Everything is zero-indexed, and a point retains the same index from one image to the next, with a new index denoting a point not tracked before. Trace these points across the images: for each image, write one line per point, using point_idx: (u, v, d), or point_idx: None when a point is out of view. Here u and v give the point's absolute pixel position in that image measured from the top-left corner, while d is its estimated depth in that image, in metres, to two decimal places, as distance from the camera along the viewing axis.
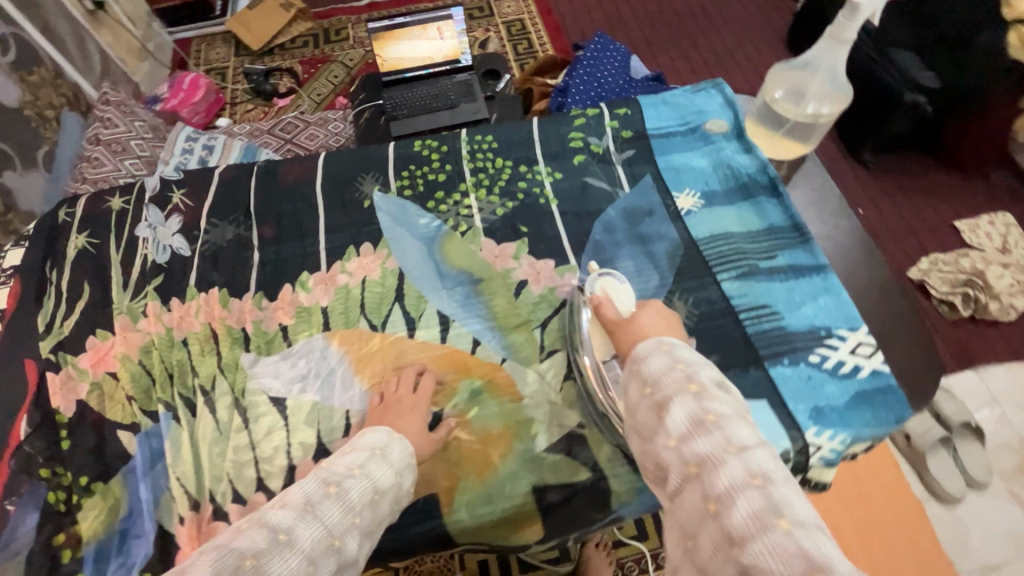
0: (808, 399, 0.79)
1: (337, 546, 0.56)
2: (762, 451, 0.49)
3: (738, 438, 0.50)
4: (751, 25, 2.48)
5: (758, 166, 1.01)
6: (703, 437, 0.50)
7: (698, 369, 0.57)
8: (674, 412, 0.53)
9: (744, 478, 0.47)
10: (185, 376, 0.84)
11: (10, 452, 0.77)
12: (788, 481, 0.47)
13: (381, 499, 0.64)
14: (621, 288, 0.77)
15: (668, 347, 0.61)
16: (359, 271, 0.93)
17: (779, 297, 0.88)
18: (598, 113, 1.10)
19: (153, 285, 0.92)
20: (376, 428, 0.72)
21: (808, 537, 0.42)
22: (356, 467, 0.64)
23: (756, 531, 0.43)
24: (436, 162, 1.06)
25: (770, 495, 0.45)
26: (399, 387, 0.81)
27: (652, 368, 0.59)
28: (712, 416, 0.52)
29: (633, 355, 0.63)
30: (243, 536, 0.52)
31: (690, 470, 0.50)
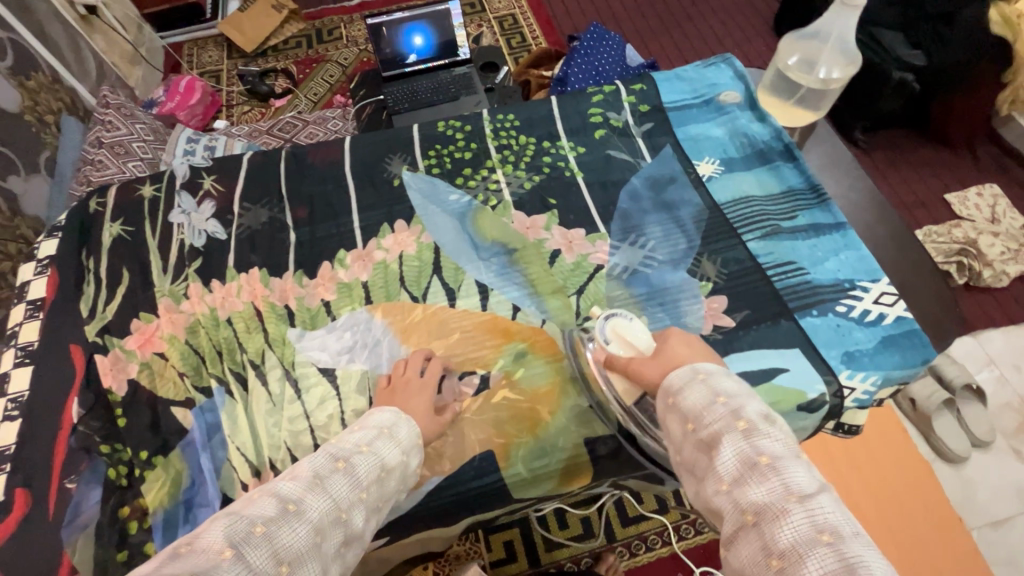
0: (838, 345, 0.83)
1: (343, 519, 0.57)
2: (825, 499, 0.50)
3: (800, 487, 0.51)
4: (738, 13, 2.54)
5: (772, 133, 1.05)
6: (761, 488, 0.51)
7: (740, 402, 0.58)
8: (723, 451, 0.55)
9: (812, 535, 0.47)
10: (234, 352, 0.85)
11: (66, 432, 0.79)
12: (858, 535, 0.47)
13: (387, 476, 0.64)
14: (632, 324, 0.75)
15: (704, 376, 0.62)
16: (395, 247, 0.95)
17: (803, 254, 0.92)
18: (615, 89, 1.13)
19: (192, 268, 0.93)
20: (384, 409, 0.72)
21: None
22: (365, 445, 0.65)
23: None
24: (461, 140, 1.08)
25: (842, 554, 0.45)
26: (405, 368, 0.81)
27: (691, 401, 0.60)
28: (766, 458, 0.53)
29: (668, 386, 0.64)
30: (255, 505, 0.53)
31: (746, 519, 0.51)
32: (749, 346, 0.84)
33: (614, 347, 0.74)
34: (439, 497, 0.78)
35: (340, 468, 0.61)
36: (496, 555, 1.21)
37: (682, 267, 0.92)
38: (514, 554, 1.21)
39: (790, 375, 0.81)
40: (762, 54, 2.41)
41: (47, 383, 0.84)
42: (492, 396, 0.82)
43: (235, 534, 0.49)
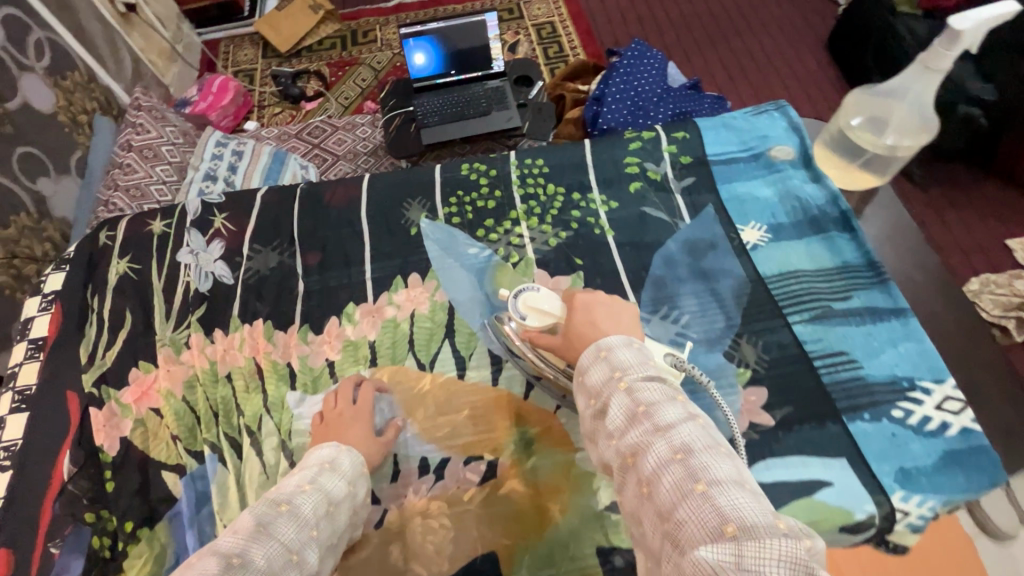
0: (893, 460, 0.74)
1: (296, 560, 0.54)
2: (687, 425, 0.50)
3: (664, 420, 0.51)
4: (792, 29, 2.39)
5: (828, 197, 0.95)
6: (635, 429, 0.52)
7: (632, 371, 0.55)
8: (611, 411, 0.54)
9: (668, 455, 0.48)
10: (230, 415, 0.81)
11: (55, 492, 0.75)
12: (709, 448, 0.48)
13: (336, 510, 0.62)
14: (539, 293, 0.75)
15: (606, 352, 0.58)
16: (407, 304, 0.89)
17: (857, 344, 0.83)
18: (655, 136, 1.05)
19: (195, 316, 0.89)
20: (322, 445, 0.70)
21: (722, 495, 0.44)
22: (307, 484, 0.62)
23: (677, 501, 0.45)
24: (485, 187, 1.01)
25: (689, 465, 0.47)
26: (337, 401, 0.78)
27: (592, 379, 0.57)
28: (643, 406, 0.52)
29: (576, 366, 0.60)
30: (193, 566, 0.47)
31: (626, 461, 0.51)
32: (789, 451, 0.75)
33: (533, 320, 0.73)
34: None
35: (283, 513, 0.57)
36: None
37: (719, 349, 0.83)
38: None
39: (834, 491, 0.72)
40: (815, 75, 2.25)
41: (41, 432, 0.81)
42: (498, 487, 0.76)
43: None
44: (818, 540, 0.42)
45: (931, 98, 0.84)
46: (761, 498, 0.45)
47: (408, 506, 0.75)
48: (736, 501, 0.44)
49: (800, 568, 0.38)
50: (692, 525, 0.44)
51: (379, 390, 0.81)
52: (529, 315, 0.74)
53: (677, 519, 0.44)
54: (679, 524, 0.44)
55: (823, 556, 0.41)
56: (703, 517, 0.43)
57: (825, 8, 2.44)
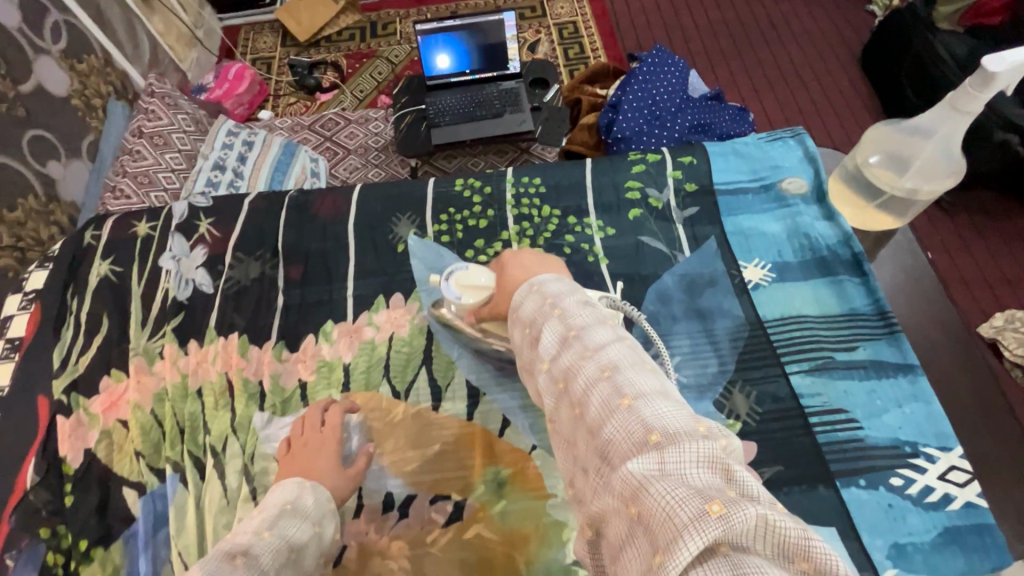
0: (888, 534, 0.68)
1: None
2: (616, 346, 0.47)
3: (593, 341, 0.48)
4: (824, 40, 2.29)
5: (839, 237, 0.89)
6: (567, 353, 0.49)
7: (564, 298, 0.54)
8: (544, 338, 0.51)
9: (595, 373, 0.45)
10: (196, 433, 0.79)
11: (14, 503, 0.74)
12: (636, 363, 0.45)
13: (300, 556, 0.57)
14: (471, 270, 0.74)
15: (538, 285, 0.56)
16: (387, 326, 0.87)
17: (858, 402, 0.77)
18: (660, 159, 0.99)
19: (171, 325, 0.87)
20: (286, 481, 0.65)
21: (648, 406, 0.41)
22: (265, 530, 0.56)
23: (603, 419, 0.42)
24: (478, 205, 0.97)
25: (616, 382, 0.44)
26: (304, 427, 0.74)
27: (525, 313, 0.55)
28: (574, 331, 0.50)
29: (510, 307, 0.58)
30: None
31: (558, 387, 0.48)
32: None
33: (470, 297, 0.73)
34: None
35: (238, 566, 0.51)
36: None
37: (709, 397, 0.79)
38: None
39: None
40: (845, 91, 2.15)
41: (9, 438, 0.80)
42: (464, 531, 0.72)
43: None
44: (733, 438, 0.40)
45: (959, 141, 0.78)
46: (684, 404, 0.42)
47: (369, 544, 0.72)
48: (661, 410, 0.40)
49: (717, 464, 0.36)
50: (618, 437, 0.40)
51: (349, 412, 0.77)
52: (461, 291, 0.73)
53: (605, 437, 0.41)
54: (607, 440, 0.41)
55: (739, 451, 0.40)
56: (627, 430, 0.40)
57: (860, 19, 2.34)
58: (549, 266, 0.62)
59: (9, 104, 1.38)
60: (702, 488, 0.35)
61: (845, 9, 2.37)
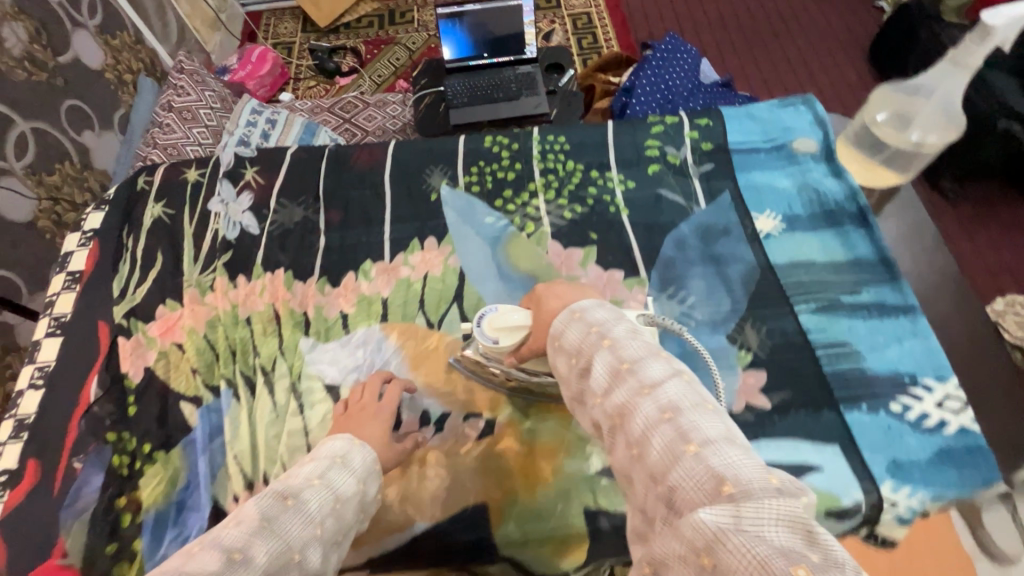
0: (886, 451, 0.74)
1: (297, 560, 0.52)
2: (673, 383, 0.48)
3: (649, 377, 0.49)
4: (832, 34, 2.34)
5: (846, 192, 0.95)
6: (620, 388, 0.49)
7: (610, 326, 0.54)
8: (595, 369, 0.51)
9: (655, 415, 0.46)
10: (247, 354, 0.85)
11: (81, 411, 0.81)
12: (697, 405, 0.46)
13: (344, 507, 0.59)
14: (501, 312, 0.71)
15: (579, 312, 0.56)
16: (422, 266, 0.93)
17: (861, 337, 0.83)
18: (677, 122, 1.05)
19: (221, 261, 0.94)
20: (336, 437, 0.67)
21: (715, 454, 0.42)
22: (315, 477, 0.58)
23: (668, 464, 0.43)
24: (506, 159, 1.03)
25: (679, 425, 0.45)
26: (363, 394, 0.77)
27: (569, 340, 0.55)
28: (627, 364, 0.50)
29: (549, 332, 0.58)
30: (192, 561, 0.46)
31: (613, 421, 0.49)
32: (784, 434, 0.76)
33: (505, 339, 0.69)
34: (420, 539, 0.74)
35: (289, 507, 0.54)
36: None
37: (722, 331, 0.85)
38: None
39: (822, 475, 0.73)
40: (852, 84, 2.20)
41: (72, 358, 0.86)
42: (495, 444, 0.78)
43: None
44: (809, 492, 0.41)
45: (959, 97, 0.85)
46: (751, 451, 0.43)
47: (408, 453, 0.78)
48: (730, 458, 0.42)
49: (797, 523, 0.37)
50: (687, 485, 0.42)
51: (409, 390, 0.81)
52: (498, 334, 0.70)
53: (671, 482, 0.43)
54: (673, 486, 0.43)
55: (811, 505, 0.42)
56: (696, 477, 0.42)
57: (868, 15, 2.39)
58: (584, 291, 0.62)
59: (49, 74, 1.44)
60: (784, 548, 0.36)
61: (854, 5, 2.42)
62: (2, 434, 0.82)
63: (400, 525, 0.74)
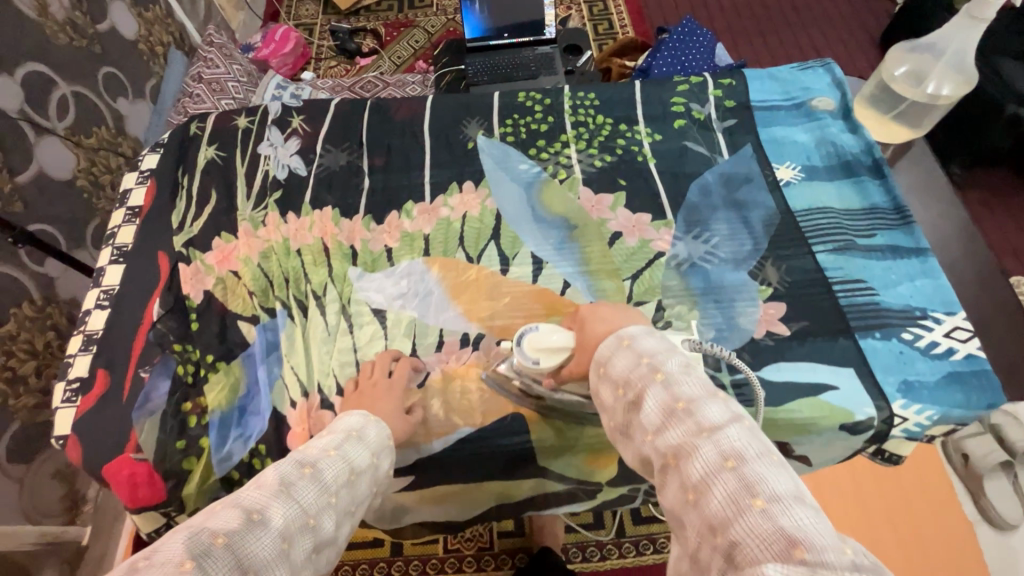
0: (898, 373, 0.80)
1: (311, 525, 0.53)
2: (734, 427, 0.49)
3: (708, 419, 0.50)
4: (843, 24, 2.39)
5: (863, 146, 1.01)
6: (674, 427, 0.52)
7: (662, 359, 0.57)
8: (647, 403, 0.54)
9: (717, 462, 0.47)
10: (300, 281, 0.91)
11: (146, 327, 0.87)
12: (761, 456, 0.47)
13: (357, 479, 0.61)
14: (541, 331, 0.73)
15: (628, 341, 0.60)
16: (461, 207, 0.98)
17: (875, 275, 0.88)
18: (702, 81, 1.11)
19: (272, 198, 1.00)
20: (352, 411, 0.70)
21: (784, 512, 0.42)
22: (331, 449, 0.61)
23: (732, 516, 0.44)
24: (539, 113, 1.09)
25: (744, 476, 0.46)
26: (373, 370, 0.81)
27: (617, 368, 0.59)
28: (682, 402, 0.52)
29: (597, 356, 0.63)
30: (216, 516, 0.48)
31: (667, 461, 0.51)
32: (802, 357, 0.82)
33: (546, 361, 0.71)
34: (461, 446, 0.82)
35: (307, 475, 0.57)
36: (505, 526, 1.26)
37: (744, 268, 0.90)
38: (522, 528, 1.26)
39: (839, 393, 0.79)
40: (862, 72, 2.26)
41: (135, 283, 0.92)
42: None
43: (195, 545, 0.45)
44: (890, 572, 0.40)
45: (970, 52, 0.91)
46: (822, 515, 0.43)
47: (451, 370, 0.85)
48: (800, 520, 0.42)
49: None
50: (751, 543, 0.42)
51: (416, 368, 0.84)
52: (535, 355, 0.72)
53: (733, 536, 0.43)
54: (736, 541, 0.43)
55: None
56: (763, 535, 0.42)
57: (879, 7, 2.44)
58: (626, 318, 0.67)
59: (89, 40, 1.45)
60: None
61: None
62: (73, 347, 0.89)
63: (444, 430, 0.82)
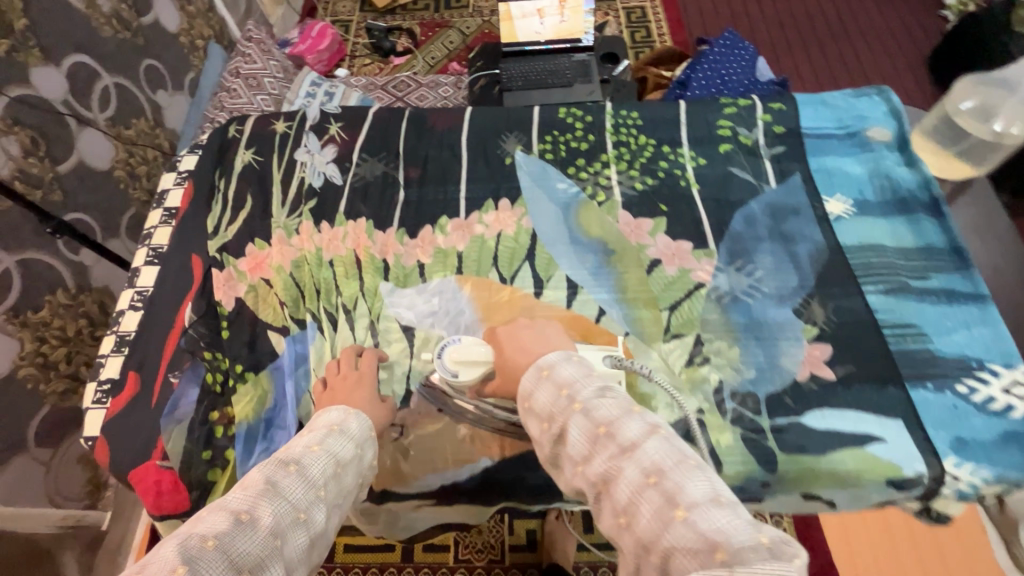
0: (951, 429, 0.75)
1: (303, 519, 0.53)
2: (650, 443, 0.51)
3: (627, 439, 0.52)
4: (891, 40, 2.29)
5: (920, 181, 0.96)
6: (600, 453, 0.53)
7: (579, 388, 0.57)
8: (571, 436, 0.55)
9: (640, 479, 0.49)
10: (330, 293, 0.90)
11: (178, 333, 0.87)
12: (677, 464, 0.49)
13: (344, 472, 0.61)
14: (464, 344, 0.74)
15: (547, 371, 0.60)
16: (495, 225, 0.96)
17: (929, 320, 0.84)
18: (750, 104, 1.07)
19: (307, 207, 0.99)
20: (331, 407, 0.68)
21: (702, 516, 0.45)
22: (315, 444, 0.59)
23: (660, 530, 0.46)
24: (580, 130, 1.06)
25: (664, 488, 0.48)
26: (339, 367, 0.79)
27: (541, 403, 0.59)
28: (603, 428, 0.54)
29: (520, 392, 0.62)
30: (203, 521, 0.48)
31: (600, 488, 0.52)
32: (846, 404, 0.78)
33: (466, 373, 0.72)
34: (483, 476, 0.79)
35: (292, 472, 0.56)
36: (517, 540, 1.24)
37: (789, 305, 0.86)
38: (535, 544, 1.24)
39: (886, 446, 0.75)
40: (910, 91, 2.15)
41: (168, 286, 0.93)
42: None
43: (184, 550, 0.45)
44: (802, 548, 0.42)
45: None
46: (737, 508, 0.46)
47: None
48: (715, 520, 0.44)
49: None
50: (681, 554, 0.44)
51: (382, 359, 0.83)
52: (455, 366, 0.73)
53: (664, 549, 0.45)
54: (666, 554, 0.45)
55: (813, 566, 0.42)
56: (687, 543, 0.44)
57: (932, 24, 2.32)
58: (547, 342, 0.66)
59: (132, 32, 1.45)
60: None
61: (916, 12, 2.36)
62: (105, 347, 0.90)
63: (468, 458, 0.79)
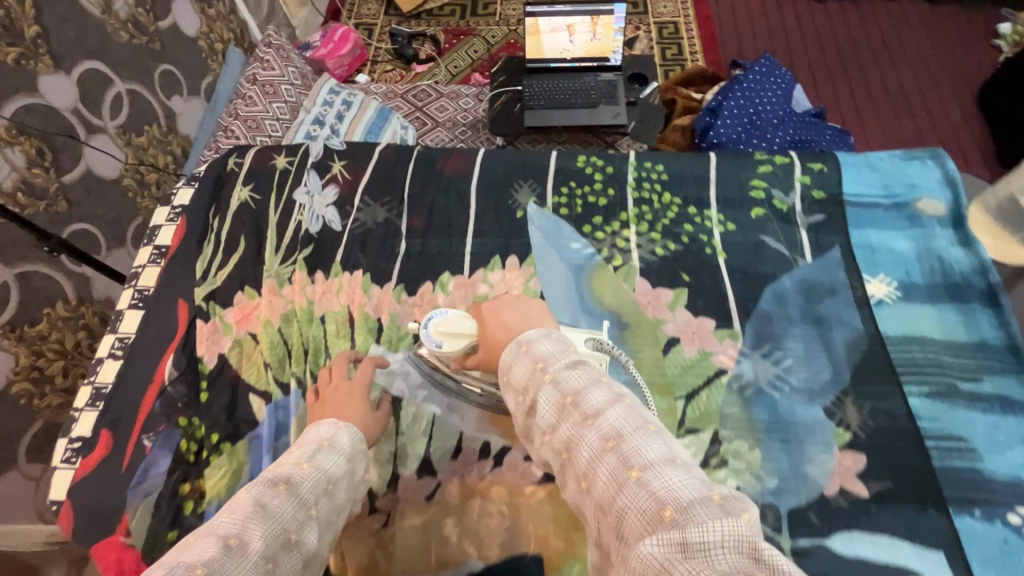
0: (1001, 569, 0.66)
1: (295, 540, 0.50)
2: (615, 409, 0.48)
3: (591, 406, 0.48)
4: (939, 69, 2.13)
5: (975, 265, 0.86)
6: (565, 421, 0.49)
7: (555, 361, 0.53)
8: (540, 406, 0.51)
9: (599, 444, 0.46)
10: (319, 354, 0.84)
11: (156, 391, 0.81)
12: (638, 428, 0.46)
13: (335, 488, 0.57)
14: (449, 317, 0.70)
15: (526, 346, 0.55)
16: (501, 285, 0.89)
17: (979, 432, 0.74)
18: (787, 162, 0.98)
19: (302, 254, 0.92)
20: (322, 420, 0.64)
21: (658, 478, 0.43)
22: (304, 462, 0.56)
23: (614, 492, 0.43)
24: (599, 182, 0.98)
25: (622, 451, 0.45)
26: (331, 376, 0.76)
27: (516, 376, 0.54)
28: (570, 398, 0.50)
29: (499, 367, 0.57)
30: (191, 549, 0.45)
31: (563, 456, 0.48)
32: (880, 529, 0.69)
33: (449, 345, 0.68)
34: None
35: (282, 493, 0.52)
36: None
37: (819, 403, 0.78)
38: None
39: None
40: (957, 126, 1.99)
41: (151, 334, 0.87)
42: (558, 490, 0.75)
43: None
44: (750, 504, 0.41)
45: None
46: (693, 468, 0.44)
47: (471, 484, 0.76)
48: (672, 480, 0.42)
49: (742, 543, 0.38)
50: (632, 513, 0.42)
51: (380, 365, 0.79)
52: (438, 338, 0.69)
53: (618, 509, 0.43)
54: (620, 514, 0.42)
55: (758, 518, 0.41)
56: (639, 503, 0.42)
57: (985, 53, 2.15)
58: (531, 319, 0.61)
59: (148, 38, 1.34)
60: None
61: (969, 38, 2.19)
62: (81, 399, 0.85)
63: (453, 561, 0.72)
